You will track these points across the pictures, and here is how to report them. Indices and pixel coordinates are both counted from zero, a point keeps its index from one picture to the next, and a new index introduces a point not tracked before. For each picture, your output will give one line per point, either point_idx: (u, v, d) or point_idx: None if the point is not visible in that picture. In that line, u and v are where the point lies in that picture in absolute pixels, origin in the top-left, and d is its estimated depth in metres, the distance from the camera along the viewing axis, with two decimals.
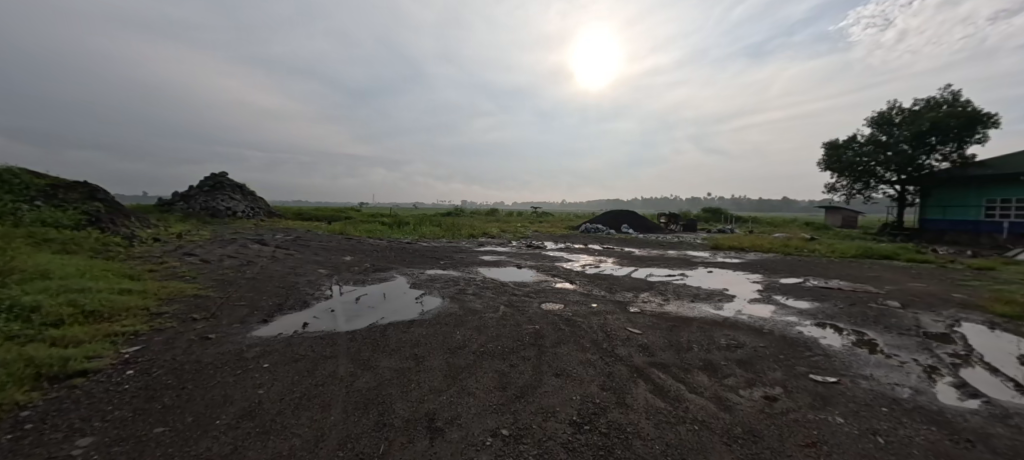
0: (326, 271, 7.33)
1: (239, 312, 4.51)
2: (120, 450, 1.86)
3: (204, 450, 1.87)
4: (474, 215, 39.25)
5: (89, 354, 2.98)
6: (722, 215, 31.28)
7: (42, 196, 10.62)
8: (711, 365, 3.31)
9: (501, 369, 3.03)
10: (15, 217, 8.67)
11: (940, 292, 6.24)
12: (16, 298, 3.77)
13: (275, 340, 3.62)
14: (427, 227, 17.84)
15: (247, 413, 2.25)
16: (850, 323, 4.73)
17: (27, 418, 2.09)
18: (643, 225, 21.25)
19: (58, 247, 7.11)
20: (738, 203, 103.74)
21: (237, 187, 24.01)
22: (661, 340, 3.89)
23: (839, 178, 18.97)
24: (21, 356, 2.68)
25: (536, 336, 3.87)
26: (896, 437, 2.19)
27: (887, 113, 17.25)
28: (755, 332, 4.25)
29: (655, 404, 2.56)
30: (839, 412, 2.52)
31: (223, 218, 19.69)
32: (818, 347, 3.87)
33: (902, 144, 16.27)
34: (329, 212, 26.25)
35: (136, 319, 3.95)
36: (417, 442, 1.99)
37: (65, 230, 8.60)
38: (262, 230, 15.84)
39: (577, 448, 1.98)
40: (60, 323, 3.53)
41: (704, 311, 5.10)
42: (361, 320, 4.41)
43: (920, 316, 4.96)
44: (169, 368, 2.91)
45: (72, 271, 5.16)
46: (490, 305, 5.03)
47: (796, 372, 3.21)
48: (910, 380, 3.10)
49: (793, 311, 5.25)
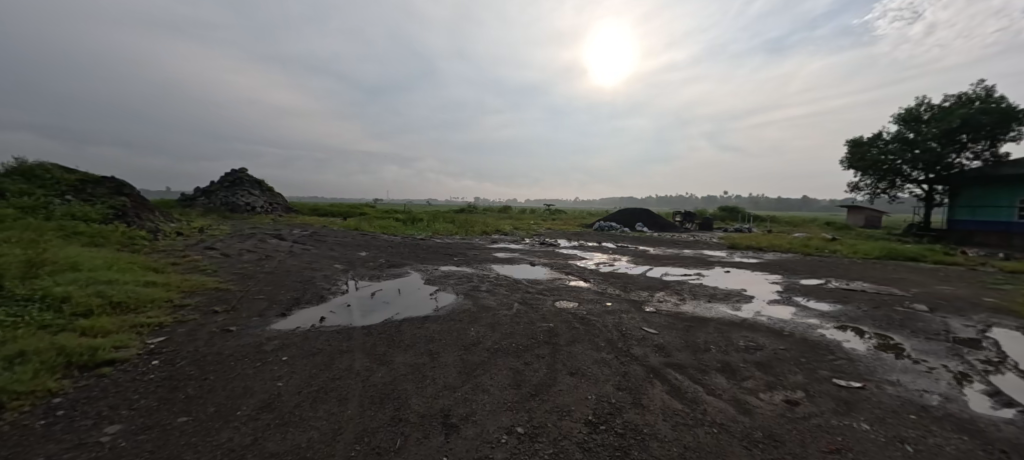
0: (341, 266, 7.43)
1: (258, 306, 4.58)
2: (146, 438, 1.90)
3: (225, 441, 1.90)
4: (487, 212, 39.31)
5: (116, 345, 3.06)
6: (740, 214, 30.39)
7: (71, 191, 11.03)
8: (729, 367, 3.24)
9: (515, 366, 3.03)
10: (47, 212, 9.06)
11: (970, 296, 5.99)
12: (48, 289, 3.92)
13: (293, 333, 3.68)
14: (440, 223, 18.02)
15: (266, 405, 2.29)
16: (874, 326, 4.59)
17: (59, 404, 2.17)
18: (659, 223, 20.98)
19: (87, 240, 7.37)
20: (755, 202, 101.16)
21: (256, 183, 24.60)
22: (677, 340, 3.83)
23: (863, 178, 18.42)
24: (53, 345, 2.79)
25: (550, 334, 3.84)
26: (926, 445, 2.11)
27: (914, 109, 16.64)
28: (775, 334, 4.15)
29: (672, 405, 2.51)
30: (865, 418, 2.43)
31: (243, 213, 20.22)
32: (841, 351, 3.75)
33: (930, 141, 15.53)
34: (344, 208, 26.55)
35: (159, 312, 4.04)
36: (432, 437, 2.00)
37: (93, 224, 8.90)
38: (281, 225, 16.29)
39: (594, 448, 1.95)
40: (88, 314, 3.64)
41: (720, 311, 5.00)
42: (375, 315, 4.45)
43: (949, 321, 4.77)
44: (191, 359, 2.97)
45: (100, 263, 5.32)
46: (504, 302, 5.02)
47: (817, 376, 3.12)
48: (939, 387, 2.98)
49: (814, 313, 5.12)
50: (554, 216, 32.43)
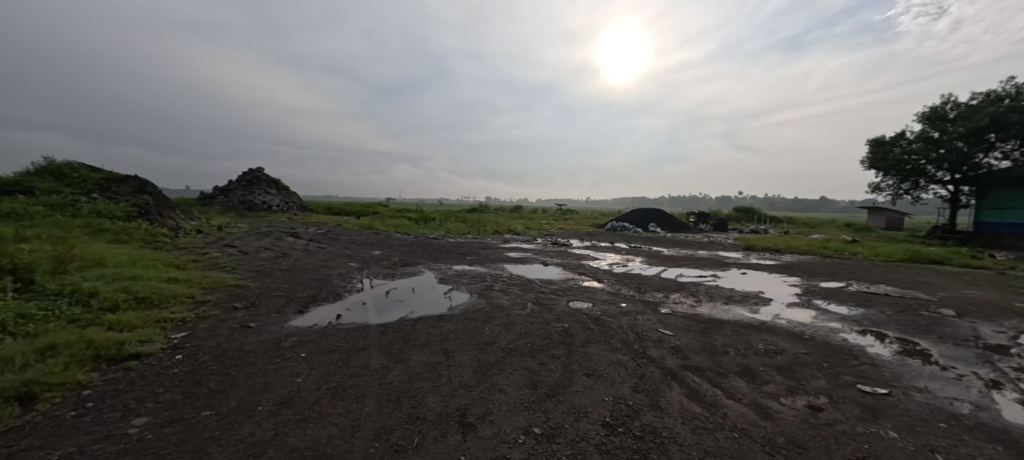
0: (356, 264, 7.50)
1: (275, 303, 4.66)
2: (171, 431, 1.94)
3: (247, 435, 1.93)
4: (498, 211, 39.39)
5: (142, 339, 3.14)
6: (756, 214, 29.89)
7: (96, 189, 11.37)
8: (749, 370, 3.18)
9: (530, 366, 3.01)
10: (74, 210, 9.35)
11: (1000, 301, 5.77)
12: (77, 284, 4.04)
13: (310, 330, 3.73)
14: (452, 223, 18.10)
15: (286, 401, 2.32)
16: (898, 331, 4.45)
17: (88, 396, 2.23)
18: (672, 223, 20.73)
19: (111, 237, 7.58)
20: (769, 202, 99.30)
21: (273, 182, 25.07)
22: (694, 343, 3.76)
23: (885, 178, 17.99)
24: (82, 338, 2.87)
25: (565, 334, 3.81)
26: (958, 455, 2.03)
27: (940, 108, 16.14)
28: (795, 338, 4.06)
29: (691, 408, 2.47)
30: (892, 426, 2.36)
31: (259, 211, 20.61)
32: (865, 356, 3.64)
33: (956, 141, 15.02)
34: (357, 207, 26.86)
35: (182, 308, 4.13)
36: (450, 436, 1.99)
37: (117, 221, 9.16)
38: (296, 223, 16.55)
39: (612, 451, 1.93)
40: (115, 308, 3.74)
41: (738, 313, 4.91)
42: (390, 313, 4.48)
43: (978, 327, 4.60)
44: (213, 354, 3.03)
45: (124, 260, 5.47)
46: (518, 302, 5.02)
47: (840, 382, 3.03)
48: (969, 395, 2.87)
49: (835, 316, 4.99)
50: (565, 216, 32.31)
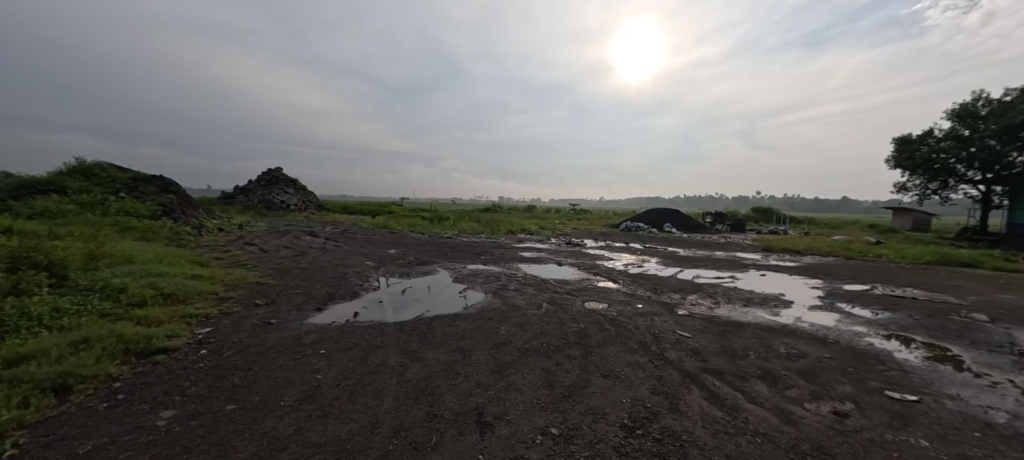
0: (372, 263, 7.59)
1: (294, 300, 4.75)
2: (197, 424, 1.99)
3: (270, 429, 1.97)
4: (511, 210, 39.40)
5: (168, 334, 3.23)
6: (774, 215, 29.23)
7: (125, 188, 11.79)
8: (771, 374, 3.10)
9: (547, 366, 3.00)
10: (104, 208, 9.69)
11: None
12: (107, 280, 4.19)
13: (329, 327, 3.79)
14: (466, 222, 18.19)
15: (306, 396, 2.35)
16: (928, 336, 4.28)
17: (118, 388, 2.31)
18: (687, 224, 20.42)
19: (139, 235, 7.84)
20: (787, 203, 96.94)
21: (291, 182, 25.60)
22: (713, 345, 3.69)
23: (911, 178, 17.40)
24: (112, 332, 2.97)
25: (581, 335, 3.78)
26: None
27: (971, 105, 15.52)
28: (818, 342, 3.94)
29: (711, 411, 2.42)
30: (923, 434, 2.27)
31: (278, 210, 21.06)
32: (893, 361, 3.52)
33: (989, 138, 14.41)
34: (372, 206, 27.23)
35: (206, 304, 4.25)
36: (468, 434, 2.00)
37: (144, 220, 9.47)
38: (313, 222, 16.85)
39: (631, 453, 1.90)
40: (143, 304, 3.87)
41: (758, 316, 4.80)
42: (406, 312, 4.51)
43: (1014, 332, 4.39)
44: (236, 350, 3.10)
45: (151, 257, 5.65)
46: (533, 302, 5.00)
47: (867, 388, 2.93)
48: (1006, 404, 2.74)
49: (860, 320, 4.83)
50: (578, 216, 32.13)
